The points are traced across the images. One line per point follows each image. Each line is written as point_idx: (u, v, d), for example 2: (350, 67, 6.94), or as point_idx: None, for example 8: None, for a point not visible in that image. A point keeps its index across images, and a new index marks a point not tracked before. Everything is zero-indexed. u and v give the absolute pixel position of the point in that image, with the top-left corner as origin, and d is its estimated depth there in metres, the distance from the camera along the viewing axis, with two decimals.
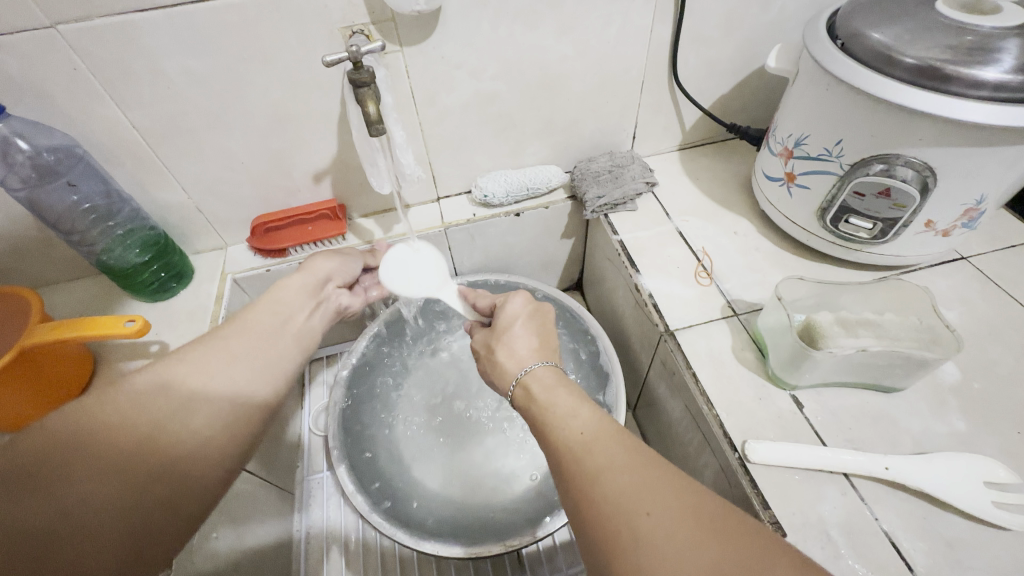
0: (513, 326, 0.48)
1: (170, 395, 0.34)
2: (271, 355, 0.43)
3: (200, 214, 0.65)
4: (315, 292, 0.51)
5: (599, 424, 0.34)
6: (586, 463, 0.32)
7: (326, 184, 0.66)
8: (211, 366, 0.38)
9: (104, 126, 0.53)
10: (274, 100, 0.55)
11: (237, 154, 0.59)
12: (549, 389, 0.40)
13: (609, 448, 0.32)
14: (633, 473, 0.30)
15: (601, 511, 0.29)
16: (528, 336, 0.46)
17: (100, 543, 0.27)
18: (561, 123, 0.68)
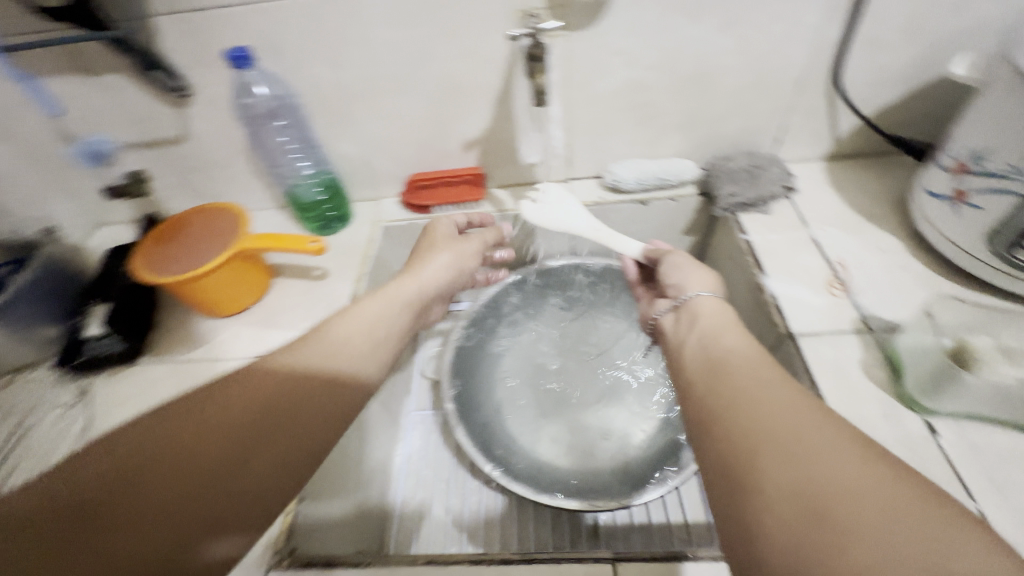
0: (725, 340, 0.40)
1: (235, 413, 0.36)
2: (390, 339, 0.49)
3: (367, 167, 0.75)
4: (416, 306, 0.55)
5: (792, 391, 0.32)
6: (803, 482, 0.27)
7: (474, 153, 0.73)
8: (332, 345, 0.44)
9: (315, 83, 0.64)
10: (449, 71, 0.63)
11: (408, 117, 0.68)
12: (779, 410, 0.31)
13: (877, 493, 0.25)
14: (881, 488, 0.25)
15: (748, 456, 0.30)
16: (752, 344, 0.39)
17: (152, 504, 0.31)
18: (704, 117, 0.68)
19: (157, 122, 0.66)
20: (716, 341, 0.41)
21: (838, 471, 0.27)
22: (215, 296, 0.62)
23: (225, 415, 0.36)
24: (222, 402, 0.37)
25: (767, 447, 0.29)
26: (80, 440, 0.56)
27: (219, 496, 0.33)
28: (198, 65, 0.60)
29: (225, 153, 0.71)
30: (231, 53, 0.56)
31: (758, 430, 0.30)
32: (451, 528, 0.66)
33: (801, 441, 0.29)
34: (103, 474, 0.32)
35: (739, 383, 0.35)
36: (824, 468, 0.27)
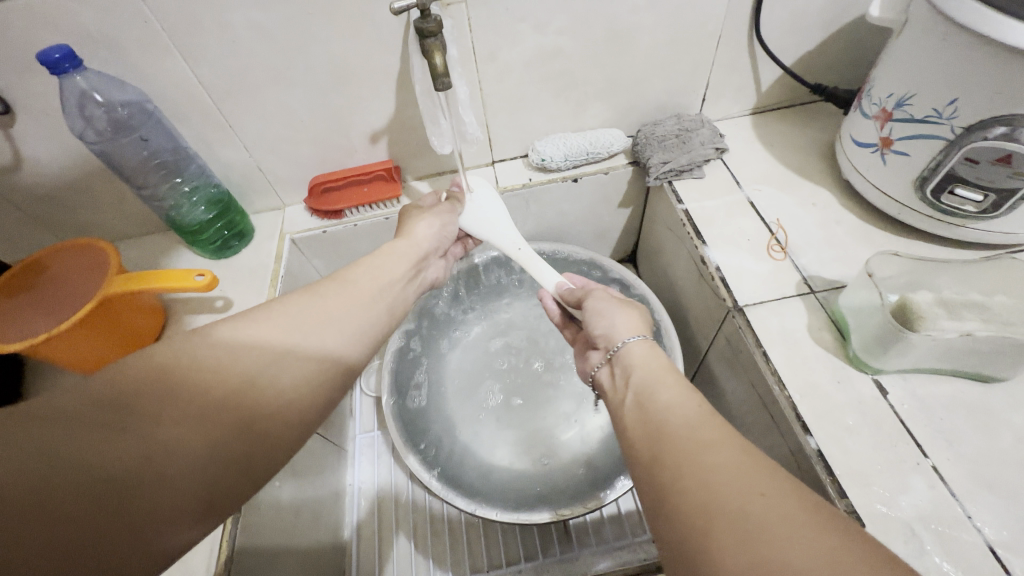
0: (661, 396, 0.34)
1: (224, 359, 0.30)
2: (393, 292, 0.44)
3: (261, 173, 0.65)
4: (414, 259, 0.50)
5: (729, 443, 0.28)
6: (751, 563, 0.23)
7: (382, 145, 0.64)
8: (303, 319, 0.35)
9: (173, 82, 0.53)
10: (335, 55, 0.54)
11: (298, 112, 0.59)
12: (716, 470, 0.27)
13: (832, 566, 0.21)
14: (836, 559, 0.22)
15: (693, 528, 0.25)
16: (693, 396, 0.33)
17: (171, 480, 0.25)
18: (626, 82, 0.63)
19: None
20: (652, 398, 0.34)
21: (789, 540, 0.23)
22: (88, 357, 0.51)
23: (219, 354, 0.30)
24: (218, 346, 0.30)
25: (710, 518, 0.25)
26: None
27: (206, 443, 0.27)
28: (10, 74, 0.48)
29: (78, 177, 0.59)
30: (48, 53, 0.43)
31: (699, 494, 0.26)
32: (416, 556, 0.62)
33: (744, 509, 0.24)
34: (83, 407, 0.26)
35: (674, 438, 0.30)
36: (773, 541, 0.23)
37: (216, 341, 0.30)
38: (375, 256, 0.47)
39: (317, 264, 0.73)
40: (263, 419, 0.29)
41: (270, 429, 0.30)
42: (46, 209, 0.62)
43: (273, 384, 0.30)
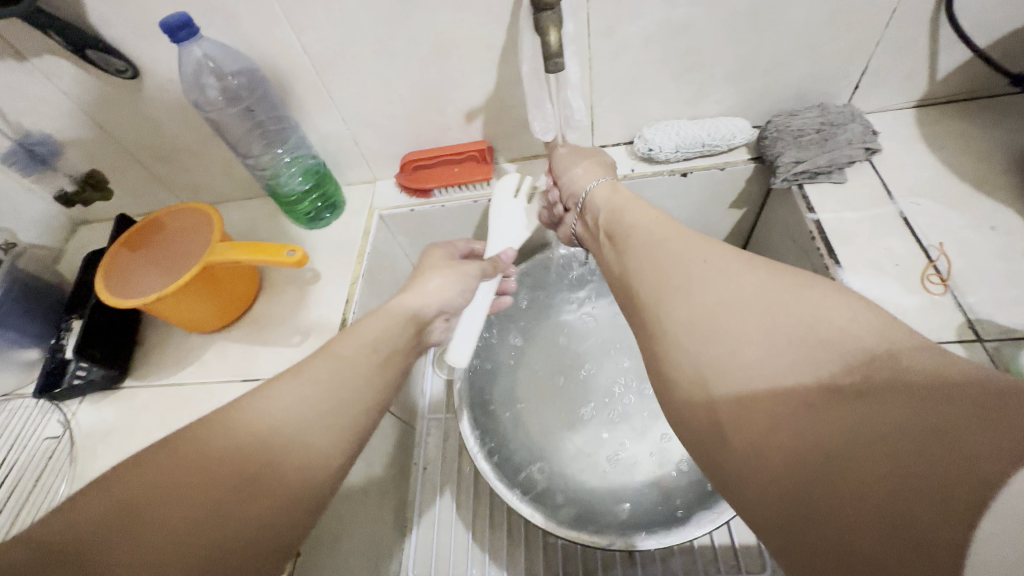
0: (627, 216, 0.43)
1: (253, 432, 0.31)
2: (393, 362, 0.39)
3: (356, 146, 0.64)
4: (419, 322, 0.44)
5: (700, 245, 0.35)
6: (698, 306, 0.31)
7: (478, 123, 0.61)
8: (317, 384, 0.34)
9: (281, 51, 0.52)
10: (440, 27, 0.50)
11: (396, 86, 0.56)
12: (670, 251, 0.35)
13: (759, 299, 0.29)
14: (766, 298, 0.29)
15: (658, 299, 0.34)
16: (651, 211, 0.42)
17: None
18: (764, 63, 0.54)
19: (108, 109, 0.57)
20: (619, 223, 0.44)
21: (728, 288, 0.30)
22: (189, 313, 0.54)
23: (218, 453, 0.30)
24: (222, 443, 0.30)
25: (671, 287, 0.33)
26: (69, 472, 0.52)
27: (257, 512, 0.29)
28: (138, 39, 0.50)
29: (194, 140, 0.61)
30: (168, 20, 0.44)
31: (662, 270, 0.35)
32: (473, 547, 0.62)
33: (691, 275, 0.32)
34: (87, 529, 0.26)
35: (643, 246, 0.38)
36: (715, 291, 0.31)
37: (245, 416, 0.32)
38: (371, 316, 0.41)
39: (402, 241, 0.72)
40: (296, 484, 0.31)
41: (305, 487, 0.31)
42: (166, 168, 0.66)
43: (280, 471, 0.31)
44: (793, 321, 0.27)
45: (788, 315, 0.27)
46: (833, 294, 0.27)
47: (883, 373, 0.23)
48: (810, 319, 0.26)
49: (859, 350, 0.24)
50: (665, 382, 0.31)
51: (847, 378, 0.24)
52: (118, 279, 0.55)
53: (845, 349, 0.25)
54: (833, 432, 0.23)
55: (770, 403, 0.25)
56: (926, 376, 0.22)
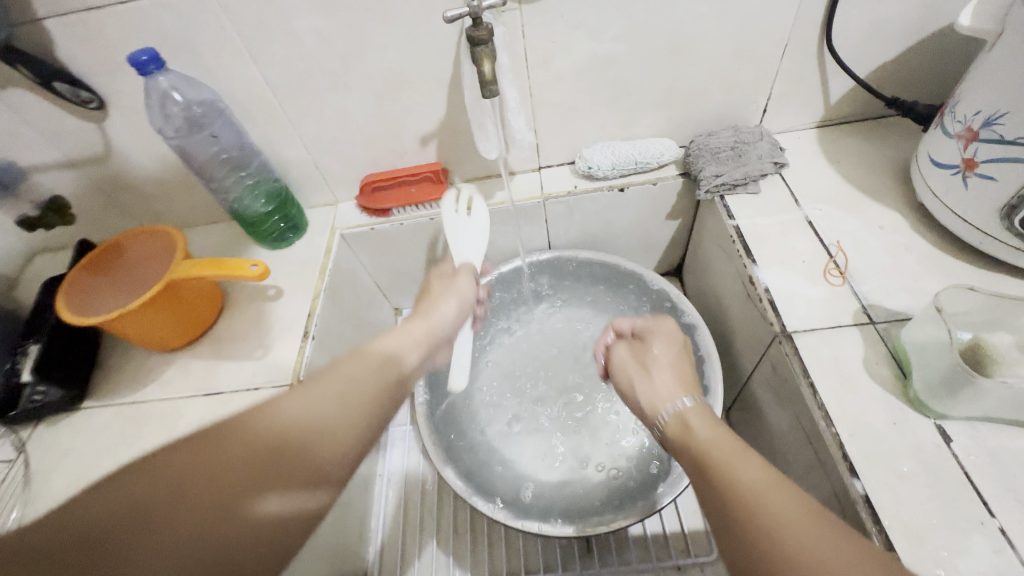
0: (699, 433, 0.39)
1: (265, 431, 0.32)
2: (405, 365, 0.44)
3: (317, 170, 0.68)
4: (433, 336, 0.50)
5: (779, 484, 0.31)
6: (747, 500, 0.31)
7: (432, 147, 0.66)
8: (332, 404, 0.35)
9: (243, 83, 0.56)
10: (391, 60, 0.56)
11: (354, 114, 0.61)
12: (723, 439, 0.37)
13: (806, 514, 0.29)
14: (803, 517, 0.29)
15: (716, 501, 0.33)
16: (725, 429, 0.38)
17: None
18: (682, 91, 0.61)
19: (71, 138, 0.59)
20: (694, 443, 0.38)
21: (768, 488, 0.31)
22: (157, 332, 0.56)
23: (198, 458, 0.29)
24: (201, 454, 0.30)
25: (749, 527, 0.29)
26: (21, 497, 0.52)
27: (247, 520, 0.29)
28: (104, 72, 0.53)
29: (157, 167, 0.64)
30: (136, 56, 0.48)
31: (740, 509, 0.31)
32: (437, 553, 0.63)
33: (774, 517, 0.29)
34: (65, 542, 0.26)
35: (721, 459, 0.35)
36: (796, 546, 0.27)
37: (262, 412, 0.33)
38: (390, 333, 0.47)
39: (363, 259, 0.75)
40: (296, 463, 0.32)
41: (317, 466, 0.33)
42: (127, 194, 0.68)
43: (289, 442, 0.32)
44: None
45: None
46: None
47: None
48: None
49: None
50: None
51: None
52: (87, 297, 0.57)
53: None
54: None
55: None
56: None
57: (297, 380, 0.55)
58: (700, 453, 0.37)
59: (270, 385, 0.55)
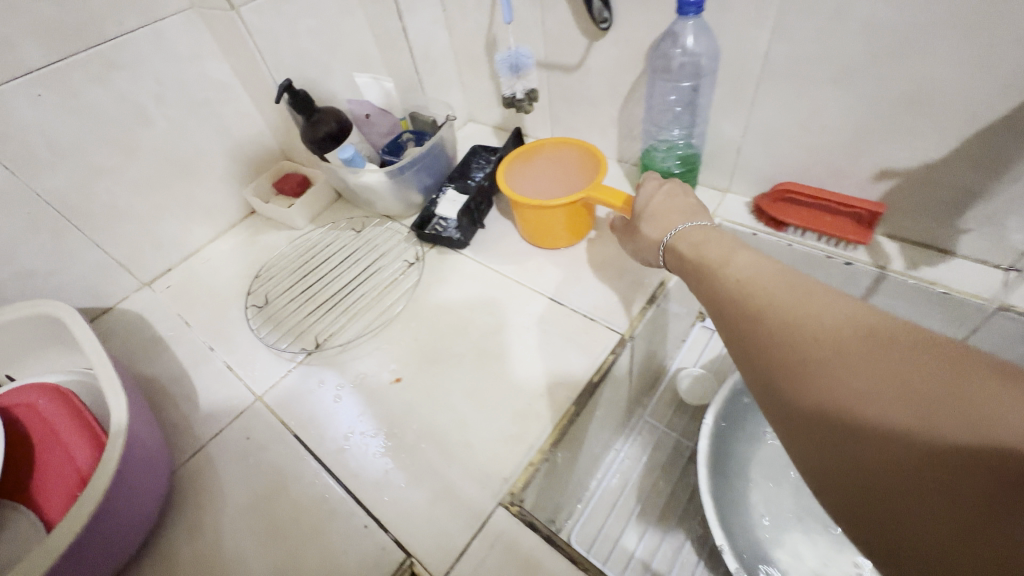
0: (750, 281, 0.35)
1: (731, 291, 0.36)
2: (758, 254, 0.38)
3: (735, 155, 0.65)
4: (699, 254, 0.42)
5: (834, 326, 0.30)
6: (809, 332, 0.30)
7: (885, 185, 0.56)
8: (775, 275, 0.35)
9: (742, 48, 0.55)
10: (928, 79, 0.47)
11: (826, 118, 0.55)
12: (766, 285, 0.34)
13: (846, 329, 0.29)
14: (863, 346, 0.28)
15: (777, 373, 0.31)
16: (761, 262, 0.37)
17: (226, 532, 0.48)
18: None
19: (566, 46, 0.69)
20: (740, 294, 0.35)
21: (814, 318, 0.31)
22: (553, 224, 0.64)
23: (312, 562, 0.45)
24: (326, 549, 0.45)
25: (792, 367, 0.30)
26: (404, 294, 0.66)
27: None
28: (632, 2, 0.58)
29: (606, 93, 0.70)
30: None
31: (779, 345, 0.31)
32: (638, 559, 0.61)
33: (827, 343, 0.29)
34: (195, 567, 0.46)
35: (759, 297, 0.34)
36: (829, 368, 0.29)
37: (722, 279, 0.38)
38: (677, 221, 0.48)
39: None
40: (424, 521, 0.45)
41: None
42: (565, 106, 0.77)
43: (361, 557, 0.45)
44: (897, 395, 0.26)
45: (913, 382, 0.26)
46: (935, 367, 0.26)
47: (990, 457, 0.23)
48: (911, 393, 0.26)
49: (933, 438, 0.24)
50: (801, 410, 0.30)
51: (949, 456, 0.24)
52: (519, 169, 0.67)
53: (964, 428, 0.24)
54: (937, 474, 0.24)
55: (889, 422, 0.26)
56: (948, 442, 0.24)
57: (630, 333, 0.57)
58: (760, 308, 0.33)
59: (605, 323, 0.58)
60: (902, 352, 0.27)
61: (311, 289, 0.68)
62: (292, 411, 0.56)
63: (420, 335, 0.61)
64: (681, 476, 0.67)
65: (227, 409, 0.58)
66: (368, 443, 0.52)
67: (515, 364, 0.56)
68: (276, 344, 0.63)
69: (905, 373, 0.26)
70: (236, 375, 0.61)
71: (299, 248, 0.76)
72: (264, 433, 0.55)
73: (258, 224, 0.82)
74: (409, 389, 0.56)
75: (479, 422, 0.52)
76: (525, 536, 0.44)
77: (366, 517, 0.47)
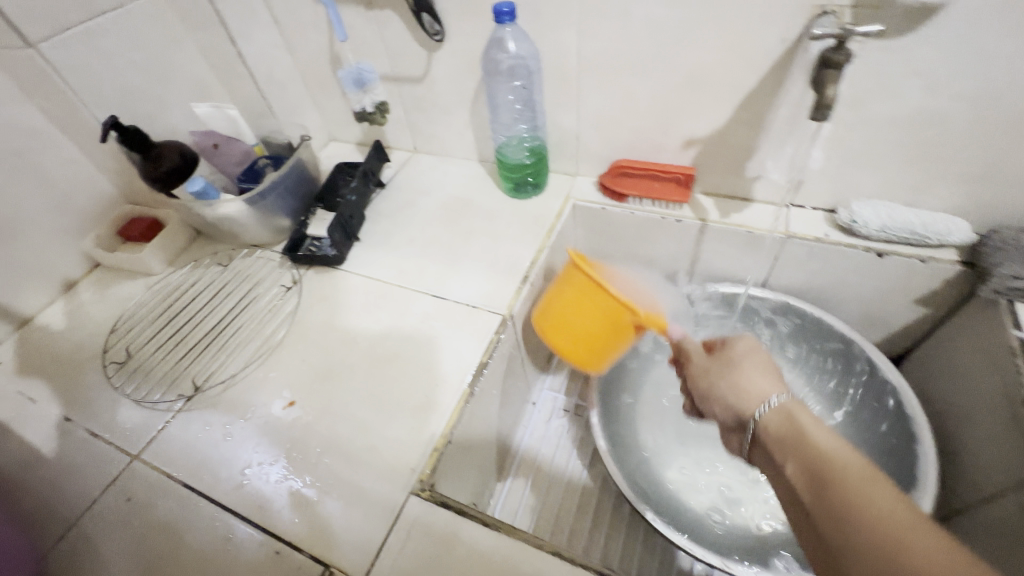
0: (834, 471, 0.34)
1: (795, 457, 0.37)
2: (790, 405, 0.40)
3: (575, 142, 0.73)
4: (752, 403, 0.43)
5: (889, 510, 0.31)
6: (859, 508, 0.31)
7: (692, 152, 0.67)
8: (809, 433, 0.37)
9: (559, 48, 0.63)
10: (700, 62, 0.58)
11: (637, 101, 0.65)
12: (848, 476, 0.33)
13: (876, 498, 0.31)
14: (912, 527, 0.29)
15: (829, 538, 0.33)
16: (853, 458, 0.35)
17: None
18: (1008, 173, 0.54)
19: (409, 59, 0.73)
20: (816, 478, 0.35)
21: (854, 493, 0.32)
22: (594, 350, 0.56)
23: None
24: None
25: (837, 531, 0.32)
26: (286, 318, 0.65)
27: None
28: (459, 15, 0.64)
29: (454, 99, 0.75)
30: (500, 7, 0.57)
31: (835, 519, 0.32)
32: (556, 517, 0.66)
33: (870, 516, 0.31)
34: None
35: (843, 490, 0.33)
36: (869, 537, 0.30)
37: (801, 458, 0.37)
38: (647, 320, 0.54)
39: (579, 232, 0.79)
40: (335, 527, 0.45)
41: None
42: (420, 115, 0.81)
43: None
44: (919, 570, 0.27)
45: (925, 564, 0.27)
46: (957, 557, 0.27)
47: None
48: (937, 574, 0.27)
49: None
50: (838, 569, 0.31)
51: None
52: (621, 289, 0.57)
53: None
54: None
55: None
56: None
57: (510, 312, 0.61)
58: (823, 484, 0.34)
59: (487, 308, 0.62)
60: (934, 540, 0.28)
61: (180, 333, 0.64)
62: (177, 461, 0.52)
63: (309, 355, 0.60)
64: (584, 435, 0.74)
65: (99, 478, 0.52)
66: (267, 472, 0.51)
67: (408, 364, 0.58)
68: (148, 398, 0.58)
69: (918, 551, 0.28)
70: (105, 441, 0.55)
71: (160, 293, 0.70)
72: (147, 491, 0.51)
73: (107, 277, 0.74)
74: (305, 410, 0.55)
75: (379, 424, 0.53)
76: (437, 515, 0.46)
77: (275, 543, 0.46)
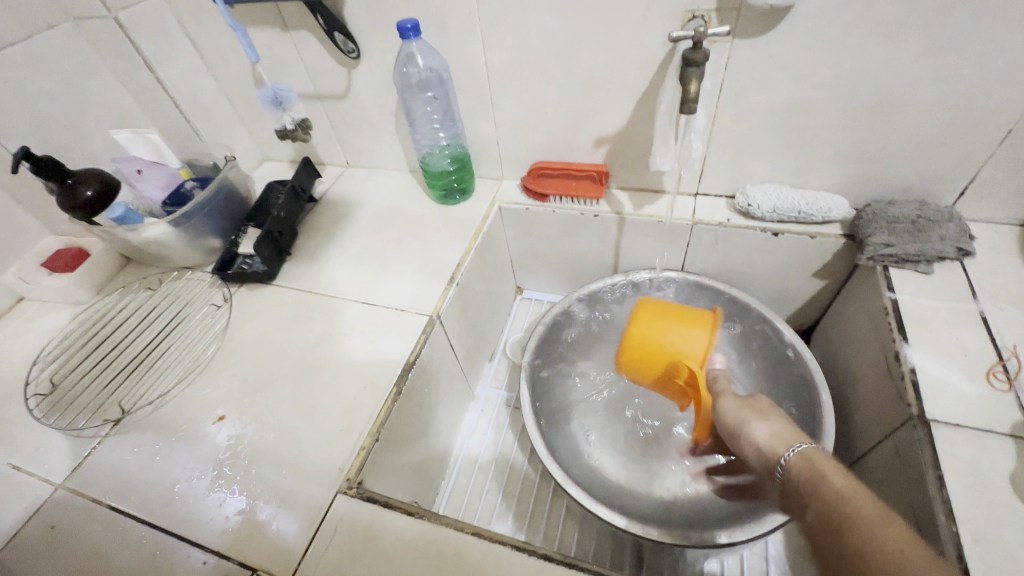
0: (854, 509, 0.34)
1: (812, 488, 0.38)
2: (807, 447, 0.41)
3: (496, 148, 0.77)
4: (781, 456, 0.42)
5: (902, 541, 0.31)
6: (873, 541, 0.32)
7: (603, 150, 0.71)
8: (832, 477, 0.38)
9: (467, 60, 0.66)
10: (597, 66, 0.62)
11: (546, 106, 0.69)
12: (866, 513, 0.34)
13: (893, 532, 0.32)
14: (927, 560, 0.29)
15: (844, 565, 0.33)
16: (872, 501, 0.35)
17: None
18: (872, 152, 0.60)
19: (329, 77, 0.75)
20: (840, 517, 0.35)
21: (866, 523, 0.33)
22: (632, 327, 0.59)
23: None
24: None
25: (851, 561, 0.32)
26: (216, 336, 0.65)
27: None
28: (369, 32, 0.66)
29: (378, 113, 0.78)
30: (403, 23, 0.59)
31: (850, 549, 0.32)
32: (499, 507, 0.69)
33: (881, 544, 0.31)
34: None
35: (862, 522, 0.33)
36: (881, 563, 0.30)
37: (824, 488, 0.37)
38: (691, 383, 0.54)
39: (509, 233, 0.83)
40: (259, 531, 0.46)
41: None
42: (347, 130, 0.83)
43: None
44: None
45: None
46: None
47: None
48: None
49: None
50: None
51: None
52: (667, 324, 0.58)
53: None
54: None
55: None
56: None
57: (437, 312, 0.64)
58: (844, 521, 0.34)
59: (414, 310, 0.64)
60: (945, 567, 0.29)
61: (108, 359, 0.64)
62: (103, 485, 0.52)
63: (239, 369, 0.61)
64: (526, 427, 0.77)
65: (22, 509, 0.52)
66: (195, 486, 0.51)
67: (339, 369, 0.59)
68: (73, 425, 0.58)
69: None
70: (28, 472, 0.54)
71: (87, 321, 0.70)
72: (72, 517, 0.50)
73: (31, 310, 0.73)
74: (234, 422, 0.56)
75: (309, 429, 0.54)
76: (363, 510, 0.48)
77: (203, 553, 0.47)
